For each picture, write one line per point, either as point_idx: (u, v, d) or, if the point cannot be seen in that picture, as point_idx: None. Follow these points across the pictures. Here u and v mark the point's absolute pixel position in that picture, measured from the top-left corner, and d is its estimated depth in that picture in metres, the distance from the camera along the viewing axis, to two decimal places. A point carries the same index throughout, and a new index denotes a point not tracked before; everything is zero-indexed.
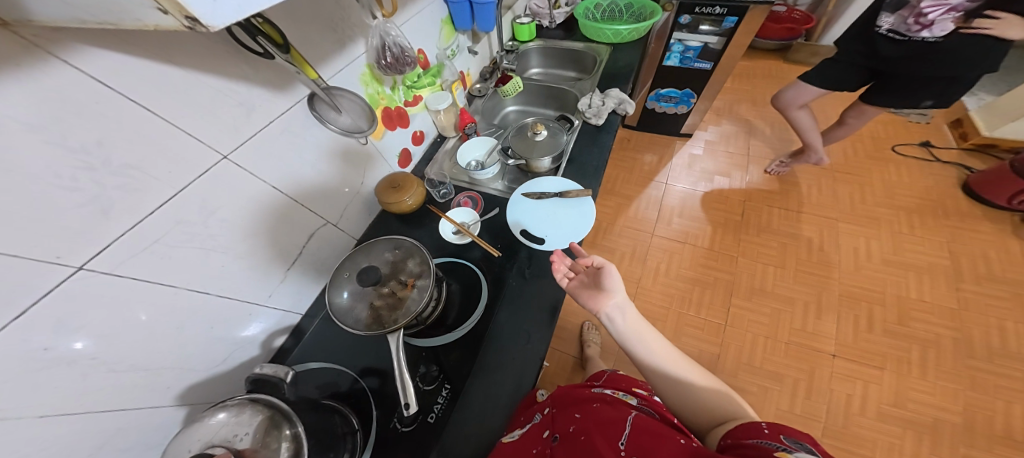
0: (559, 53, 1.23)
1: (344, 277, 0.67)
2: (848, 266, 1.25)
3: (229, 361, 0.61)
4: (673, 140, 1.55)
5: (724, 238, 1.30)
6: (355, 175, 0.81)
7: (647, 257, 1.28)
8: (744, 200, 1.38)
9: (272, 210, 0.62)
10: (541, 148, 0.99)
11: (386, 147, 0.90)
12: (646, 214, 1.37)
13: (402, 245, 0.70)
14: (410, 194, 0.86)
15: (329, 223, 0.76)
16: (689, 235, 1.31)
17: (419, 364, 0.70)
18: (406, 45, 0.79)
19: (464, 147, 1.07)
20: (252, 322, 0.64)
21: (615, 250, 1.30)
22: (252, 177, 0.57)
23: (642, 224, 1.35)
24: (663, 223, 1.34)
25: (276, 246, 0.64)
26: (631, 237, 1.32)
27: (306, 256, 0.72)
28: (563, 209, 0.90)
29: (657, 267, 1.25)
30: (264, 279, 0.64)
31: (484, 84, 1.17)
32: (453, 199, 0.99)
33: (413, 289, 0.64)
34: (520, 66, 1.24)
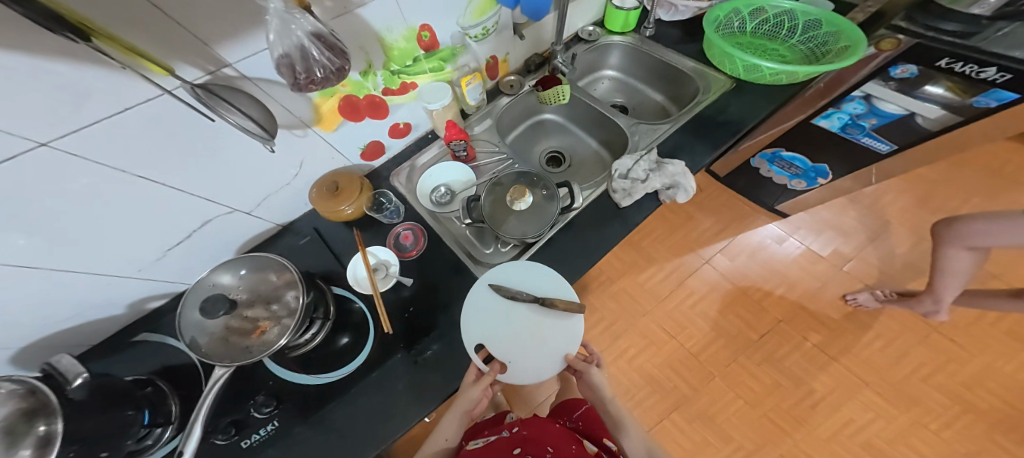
0: (647, 69, 1.02)
1: (208, 289, 0.64)
2: (823, 432, 1.15)
3: (79, 317, 0.66)
4: (758, 214, 1.40)
5: (718, 351, 1.23)
6: (282, 167, 0.70)
7: (621, 335, 1.23)
8: (779, 322, 1.26)
9: (128, 201, 0.54)
10: (514, 217, 0.79)
11: (346, 136, 0.73)
12: (658, 287, 1.29)
13: (284, 270, 0.67)
14: (348, 202, 0.76)
15: (237, 210, 0.71)
16: (682, 331, 1.24)
17: (258, 386, 0.73)
18: (325, 59, 0.47)
19: (443, 166, 0.87)
20: (116, 286, 0.66)
21: (594, 312, 1.25)
22: (93, 165, 0.47)
23: (645, 296, 1.28)
24: (668, 302, 1.27)
25: (139, 234, 0.61)
26: (621, 303, 1.27)
27: (187, 244, 0.69)
28: (535, 318, 0.69)
29: (625, 350, 1.20)
30: (139, 251, 0.64)
31: (520, 78, 0.92)
32: (393, 227, 0.84)
33: (269, 326, 0.62)
34: (591, 64, 1.04)
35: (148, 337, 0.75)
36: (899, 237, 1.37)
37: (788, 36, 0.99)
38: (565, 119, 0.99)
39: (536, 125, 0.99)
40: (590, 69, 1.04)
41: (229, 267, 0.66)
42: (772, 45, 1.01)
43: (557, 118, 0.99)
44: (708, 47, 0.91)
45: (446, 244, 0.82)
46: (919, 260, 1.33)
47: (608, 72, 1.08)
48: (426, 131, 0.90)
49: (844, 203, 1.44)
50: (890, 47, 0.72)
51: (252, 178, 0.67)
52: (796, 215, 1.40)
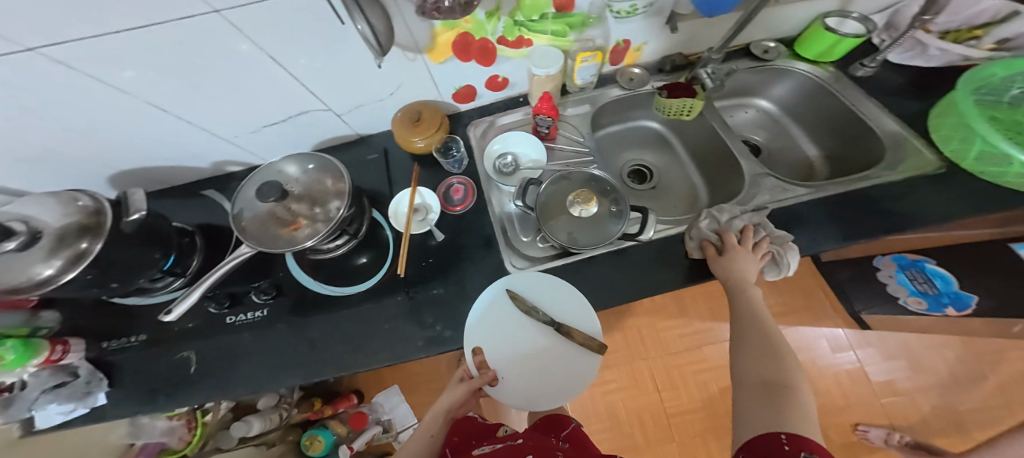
0: (819, 114, 0.75)
1: (264, 174, 0.59)
2: None
3: (174, 162, 0.64)
4: (833, 315, 1.17)
5: (694, 423, 1.17)
6: (379, 84, 0.61)
7: (610, 366, 1.25)
8: None
9: (245, 82, 0.51)
10: (568, 219, 0.60)
11: (448, 72, 0.64)
12: (673, 341, 1.24)
13: (337, 174, 0.59)
14: (423, 137, 0.66)
15: (329, 111, 0.63)
16: (670, 391, 1.20)
17: (267, 272, 0.66)
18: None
19: (515, 135, 0.70)
20: (202, 159, 0.65)
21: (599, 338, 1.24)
22: (243, 39, 0.44)
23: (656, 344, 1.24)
24: (675, 358, 1.23)
25: (250, 105, 0.56)
26: (628, 338, 1.27)
27: (288, 126, 0.63)
28: (542, 347, 0.58)
29: (604, 381, 1.24)
30: (231, 127, 0.60)
31: (645, 75, 0.69)
32: (445, 176, 0.71)
33: (304, 226, 0.55)
34: (744, 86, 0.78)
35: (212, 195, 0.69)
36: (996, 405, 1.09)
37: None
38: (671, 135, 0.77)
39: (632, 131, 0.77)
40: (739, 90, 0.79)
41: (297, 158, 0.59)
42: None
43: (662, 130, 0.77)
44: (934, 112, 0.62)
45: (484, 214, 0.68)
46: (989, 428, 1.06)
47: (760, 100, 0.81)
48: (518, 94, 0.75)
49: (953, 341, 1.15)
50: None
51: (349, 91, 0.60)
52: (877, 332, 1.16)
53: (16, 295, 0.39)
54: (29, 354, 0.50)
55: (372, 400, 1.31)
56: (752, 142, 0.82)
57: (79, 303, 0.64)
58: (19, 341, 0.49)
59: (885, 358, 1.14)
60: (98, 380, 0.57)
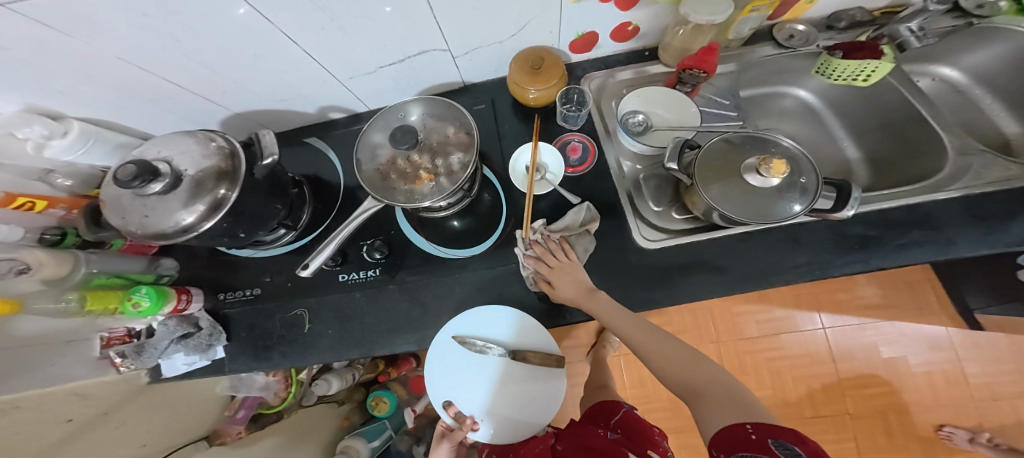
0: (1022, 84, 0.62)
1: (397, 116, 0.52)
2: None
3: (282, 104, 0.58)
4: (940, 311, 1.09)
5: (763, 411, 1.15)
6: (509, 24, 0.50)
7: None
8: (852, 415, 1.09)
9: (387, 13, 0.42)
10: (725, 188, 0.50)
11: (583, 11, 0.51)
12: (749, 327, 1.15)
13: (465, 127, 0.50)
14: (539, 87, 0.55)
15: (450, 52, 0.54)
16: None
17: (372, 232, 0.60)
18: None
19: (649, 89, 0.60)
20: (306, 102, 0.59)
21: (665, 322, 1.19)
22: None
23: (732, 330, 1.16)
24: (748, 344, 1.15)
25: (378, 40, 0.47)
26: (698, 319, 1.18)
27: (403, 67, 0.55)
28: (509, 375, 0.59)
29: None
30: (354, 66, 0.52)
31: (811, 31, 0.59)
32: (565, 129, 0.62)
33: (429, 183, 0.47)
34: (931, 51, 0.66)
35: (316, 144, 0.65)
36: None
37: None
38: (820, 107, 0.68)
39: (779, 99, 0.68)
40: (923, 56, 0.67)
41: (426, 103, 0.51)
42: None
43: (809, 99, 0.68)
44: None
45: (606, 177, 0.59)
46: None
47: (948, 68, 0.68)
48: (643, 46, 0.64)
49: None
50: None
51: (481, 32, 0.51)
52: (988, 334, 1.07)
53: (167, 243, 0.35)
54: (160, 302, 0.52)
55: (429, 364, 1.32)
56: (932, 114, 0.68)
57: (194, 253, 0.63)
58: (151, 288, 0.50)
59: (993, 361, 1.06)
60: (218, 334, 0.57)
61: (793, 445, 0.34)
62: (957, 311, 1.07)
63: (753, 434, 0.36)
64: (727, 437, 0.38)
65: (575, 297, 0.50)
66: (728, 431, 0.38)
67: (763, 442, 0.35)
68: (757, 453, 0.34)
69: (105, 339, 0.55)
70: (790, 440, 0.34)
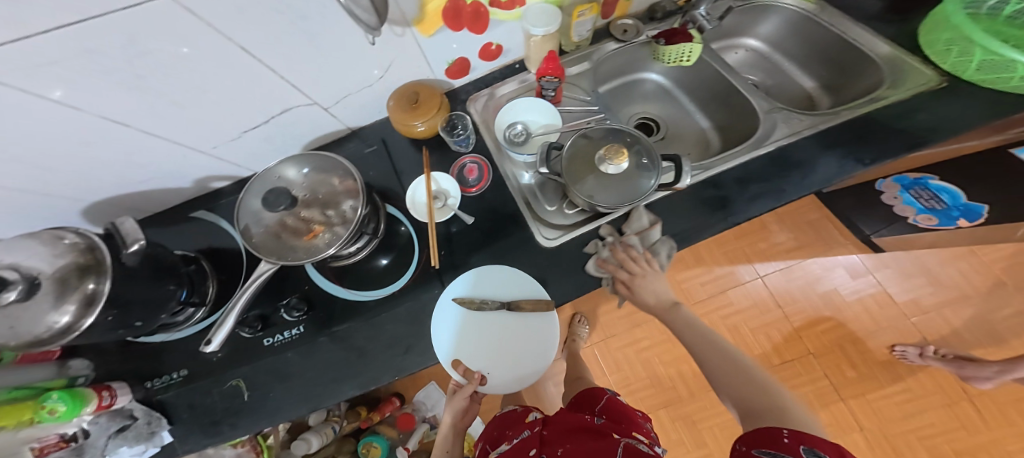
0: (808, 45, 0.73)
1: (273, 178, 0.54)
2: None
3: (152, 185, 0.59)
4: (846, 242, 1.20)
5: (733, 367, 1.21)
6: (360, 69, 0.53)
7: (639, 324, 1.30)
8: (812, 353, 1.16)
9: (209, 77, 0.44)
10: (597, 178, 0.57)
11: (439, 47, 0.55)
12: (696, 290, 1.23)
13: (342, 172, 0.54)
14: (423, 120, 0.58)
15: (316, 105, 0.56)
16: None
17: (287, 291, 0.64)
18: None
19: (525, 101, 0.66)
20: (186, 174, 0.60)
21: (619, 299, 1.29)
22: (204, 25, 0.37)
23: (681, 297, 1.23)
24: (700, 307, 1.22)
25: (225, 107, 0.49)
26: None
27: (269, 128, 0.57)
28: (509, 326, 0.59)
29: (636, 340, 1.29)
30: (212, 130, 0.52)
31: (638, 24, 0.68)
32: (460, 155, 0.66)
33: (323, 234, 0.51)
34: (730, 27, 0.75)
35: (205, 216, 0.67)
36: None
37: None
38: (672, 86, 0.77)
39: (638, 85, 0.77)
40: (726, 33, 0.77)
41: (298, 159, 0.54)
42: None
43: (662, 82, 0.78)
44: (924, 26, 0.59)
45: (504, 190, 0.64)
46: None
47: (749, 40, 0.79)
48: (514, 60, 0.69)
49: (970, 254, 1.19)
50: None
51: (336, 84, 0.54)
52: (891, 253, 1.18)
53: (44, 348, 0.36)
54: (78, 404, 0.52)
55: (412, 400, 1.33)
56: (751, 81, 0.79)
57: (109, 350, 0.64)
58: (63, 391, 0.50)
59: (911, 276, 1.17)
60: (158, 420, 0.59)
61: (824, 454, 0.37)
62: (859, 239, 1.18)
63: (787, 439, 0.39)
64: (758, 437, 0.41)
65: (657, 307, 0.59)
66: (761, 433, 0.42)
67: (794, 447, 0.38)
68: (784, 453, 0.38)
69: (36, 449, 0.53)
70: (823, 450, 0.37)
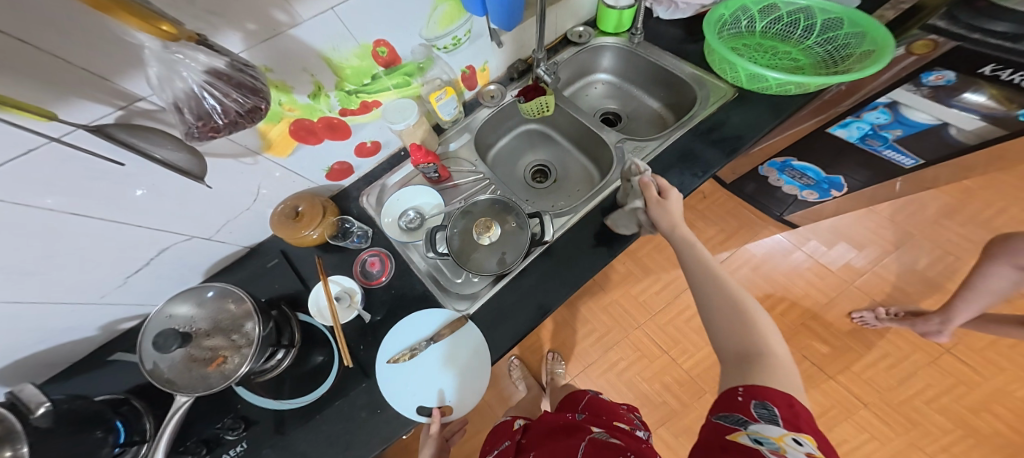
0: (643, 72, 0.94)
1: (165, 321, 0.59)
2: None
3: (55, 339, 0.60)
4: (767, 224, 1.39)
5: (712, 368, 1.22)
6: (235, 197, 0.60)
7: (612, 347, 1.29)
8: None
9: (60, 242, 0.47)
10: (482, 255, 0.67)
11: (305, 160, 0.63)
12: (653, 299, 1.32)
13: (236, 299, 0.62)
14: (312, 228, 0.66)
15: (193, 238, 0.62)
16: (675, 347, 1.26)
17: (223, 411, 0.64)
18: (234, 99, 0.35)
19: (409, 189, 0.73)
20: (97, 314, 0.62)
21: (584, 325, 1.33)
22: (28, 206, 0.40)
23: (639, 308, 1.31)
24: (663, 316, 1.30)
25: (91, 263, 0.53)
26: (614, 315, 1.32)
27: (153, 268, 0.62)
28: (444, 358, 0.62)
29: (614, 363, 1.26)
30: (100, 279, 0.56)
31: (501, 88, 0.81)
32: (357, 256, 0.71)
33: (225, 362, 0.57)
34: (581, 69, 0.96)
35: (123, 357, 0.68)
36: (923, 250, 1.33)
37: (803, 37, 0.93)
38: (546, 128, 0.90)
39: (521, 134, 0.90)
40: (579, 73, 0.97)
41: (185, 298, 0.61)
42: (786, 47, 0.94)
43: (540, 128, 0.90)
44: (708, 52, 0.83)
45: (408, 275, 0.69)
46: (943, 277, 1.29)
47: (601, 74, 1.00)
48: (398, 148, 0.76)
49: (864, 214, 1.39)
50: (924, 51, 0.63)
51: (214, 210, 0.60)
52: (806, 226, 1.38)
53: None
54: None
55: None
56: (611, 111, 1.00)
57: None
58: None
59: (826, 244, 1.35)
60: None
61: (773, 407, 0.34)
62: (775, 220, 1.37)
63: (742, 396, 0.36)
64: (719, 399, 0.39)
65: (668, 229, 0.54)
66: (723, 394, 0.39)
67: (748, 405, 0.35)
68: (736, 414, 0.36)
69: None
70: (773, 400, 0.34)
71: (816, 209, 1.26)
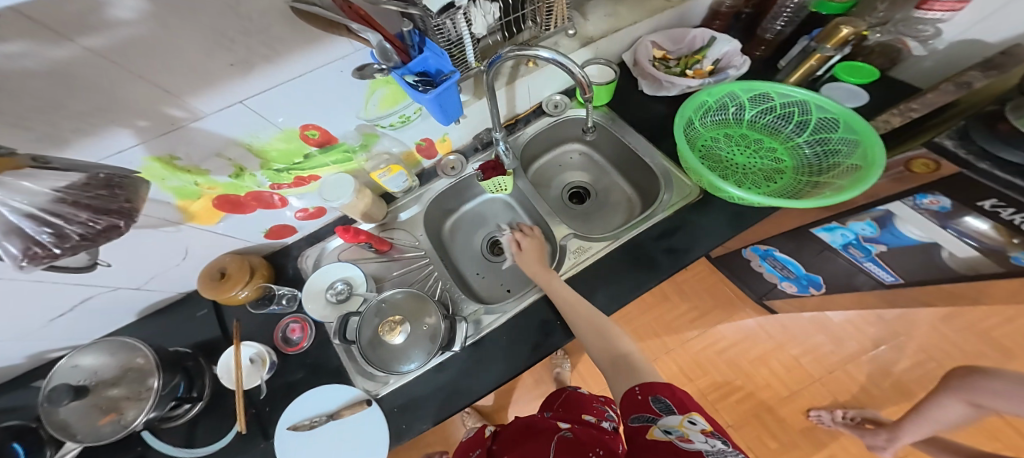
0: (616, 154, 0.82)
1: (70, 371, 0.56)
2: None
3: None
4: (745, 305, 1.34)
5: None
6: (170, 254, 0.58)
7: None
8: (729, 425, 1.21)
9: None
10: (387, 353, 0.64)
11: (235, 225, 0.61)
12: None
13: (135, 348, 0.57)
14: (241, 287, 0.63)
15: (124, 286, 0.60)
16: None
17: (125, 448, 0.63)
18: (81, 224, 0.33)
19: (331, 265, 0.71)
20: (7, 355, 0.59)
21: (540, 381, 1.29)
22: None
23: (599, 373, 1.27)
24: None
25: (11, 315, 0.51)
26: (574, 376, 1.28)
27: (80, 311, 0.59)
28: (342, 435, 0.60)
29: None
30: (21, 323, 0.54)
31: (461, 159, 0.80)
32: (284, 316, 0.70)
33: (117, 417, 0.54)
34: (550, 139, 0.84)
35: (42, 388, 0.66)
36: (909, 355, 1.24)
37: (794, 132, 0.74)
38: (511, 201, 0.87)
39: (488, 204, 0.89)
40: (548, 143, 0.85)
41: (95, 347, 0.57)
42: (770, 143, 0.75)
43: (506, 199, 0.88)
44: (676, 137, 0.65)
45: (326, 345, 0.68)
46: (917, 385, 1.20)
47: (573, 142, 0.88)
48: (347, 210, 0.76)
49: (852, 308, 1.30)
50: (924, 172, 0.49)
51: (153, 262, 0.58)
52: (784, 313, 1.32)
53: None
54: None
55: None
56: (578, 185, 0.88)
57: None
58: None
59: (804, 337, 1.28)
60: None
61: (664, 398, 0.42)
62: (754, 302, 1.32)
63: (639, 394, 0.44)
64: (626, 403, 0.45)
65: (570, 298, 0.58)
66: (626, 399, 0.45)
67: (646, 401, 0.43)
68: (645, 412, 0.42)
69: None
70: (661, 392, 0.43)
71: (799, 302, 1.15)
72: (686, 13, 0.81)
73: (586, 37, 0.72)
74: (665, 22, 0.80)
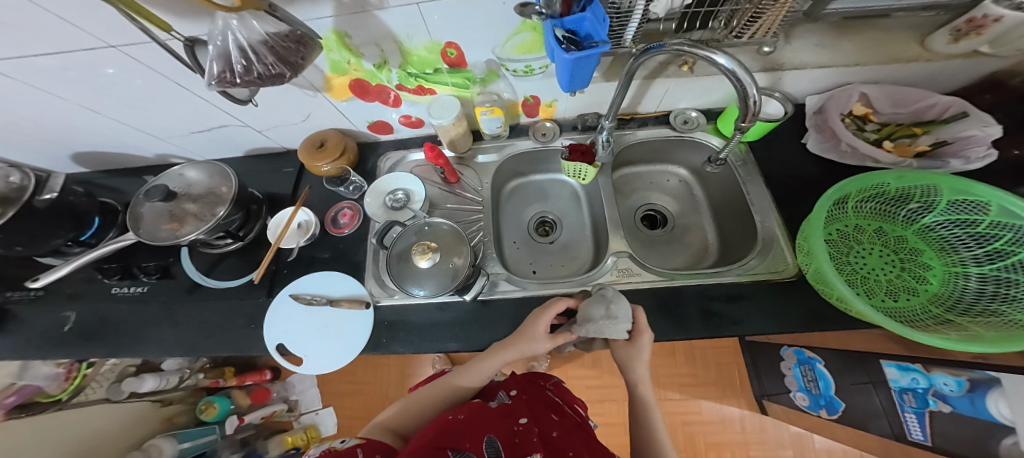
0: (717, 196, 0.79)
1: (175, 178, 0.61)
2: None
3: (126, 147, 0.76)
4: (742, 395, 1.25)
5: None
6: (290, 111, 0.66)
7: None
8: None
9: (161, 93, 0.60)
10: (411, 268, 0.62)
11: (357, 109, 0.66)
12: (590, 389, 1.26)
13: (224, 174, 0.60)
14: (326, 162, 0.67)
15: (249, 127, 0.70)
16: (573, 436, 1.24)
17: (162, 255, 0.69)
18: (263, 65, 0.38)
19: (396, 176, 0.71)
20: (159, 144, 0.76)
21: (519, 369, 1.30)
22: (148, 67, 0.54)
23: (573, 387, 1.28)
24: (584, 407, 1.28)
25: (176, 115, 0.66)
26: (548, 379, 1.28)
27: (213, 136, 0.73)
28: (333, 324, 0.61)
29: None
30: (171, 128, 0.70)
31: (555, 129, 0.77)
32: (342, 200, 0.72)
33: (181, 226, 0.56)
34: (655, 154, 0.81)
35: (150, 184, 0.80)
36: None
37: (971, 256, 0.57)
38: (582, 195, 0.84)
39: (559, 186, 0.86)
40: (653, 157, 0.82)
41: (200, 165, 0.62)
42: (930, 257, 0.61)
43: (578, 188, 0.84)
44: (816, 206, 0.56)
45: (362, 240, 0.68)
46: None
47: (677, 167, 0.84)
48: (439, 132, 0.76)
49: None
50: None
51: (270, 117, 0.67)
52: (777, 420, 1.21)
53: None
54: None
55: (286, 379, 1.29)
56: (660, 211, 0.85)
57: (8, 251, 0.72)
58: None
59: (776, 447, 1.19)
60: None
61: None
62: (752, 397, 1.23)
63: None
64: None
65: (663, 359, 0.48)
66: None
67: None
68: None
69: None
70: None
71: (799, 414, 1.08)
72: (942, 72, 0.64)
73: (775, 63, 0.62)
74: (900, 75, 0.65)
